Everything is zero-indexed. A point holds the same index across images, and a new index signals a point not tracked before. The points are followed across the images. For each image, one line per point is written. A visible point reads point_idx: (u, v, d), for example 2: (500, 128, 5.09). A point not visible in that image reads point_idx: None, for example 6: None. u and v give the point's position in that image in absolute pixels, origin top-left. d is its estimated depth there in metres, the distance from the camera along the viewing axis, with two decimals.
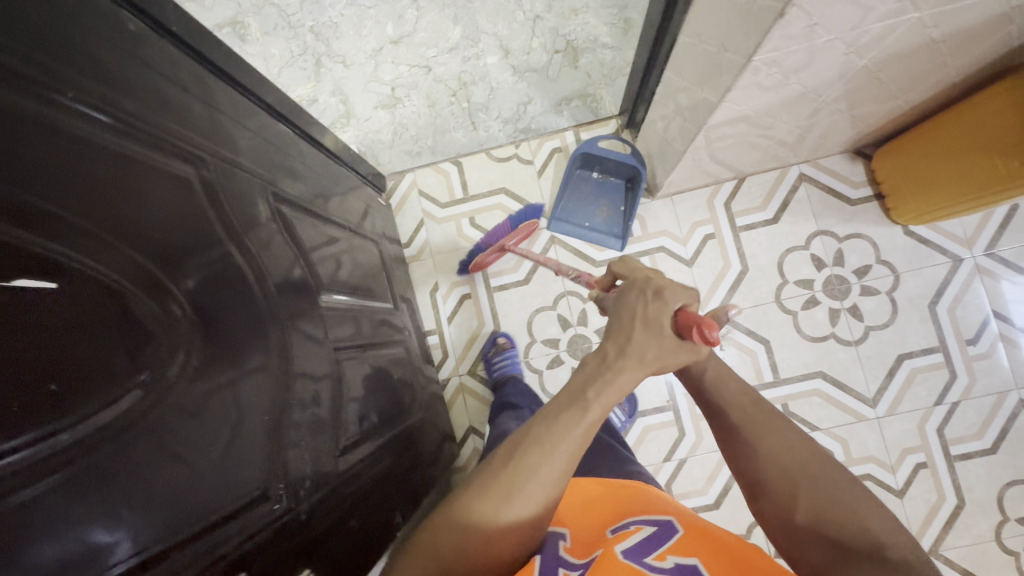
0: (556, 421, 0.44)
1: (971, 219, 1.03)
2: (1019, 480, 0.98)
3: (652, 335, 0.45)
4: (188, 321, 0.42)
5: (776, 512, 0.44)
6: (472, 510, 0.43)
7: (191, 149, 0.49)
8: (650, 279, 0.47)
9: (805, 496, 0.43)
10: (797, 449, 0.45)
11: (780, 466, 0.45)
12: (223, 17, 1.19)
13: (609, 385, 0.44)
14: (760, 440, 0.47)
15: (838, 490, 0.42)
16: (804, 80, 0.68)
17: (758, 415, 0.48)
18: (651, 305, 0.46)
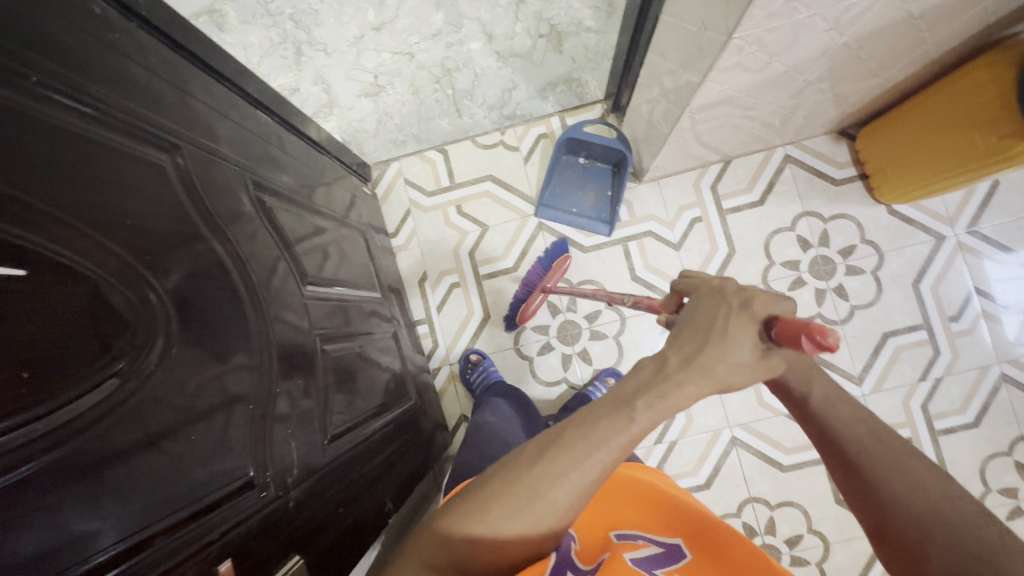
0: (596, 427, 0.38)
1: (954, 197, 1.04)
2: (1000, 453, 1.00)
3: (729, 349, 0.39)
4: (165, 310, 0.42)
5: (905, 566, 0.37)
6: (482, 510, 0.37)
7: (165, 136, 0.48)
8: (737, 287, 0.42)
9: (939, 552, 0.35)
10: (932, 492, 0.37)
11: (907, 514, 0.37)
12: (199, 6, 1.17)
13: (666, 394, 0.38)
14: (883, 479, 0.39)
15: (995, 552, 0.34)
16: (786, 59, 0.68)
17: (880, 447, 0.40)
18: (736, 316, 0.40)
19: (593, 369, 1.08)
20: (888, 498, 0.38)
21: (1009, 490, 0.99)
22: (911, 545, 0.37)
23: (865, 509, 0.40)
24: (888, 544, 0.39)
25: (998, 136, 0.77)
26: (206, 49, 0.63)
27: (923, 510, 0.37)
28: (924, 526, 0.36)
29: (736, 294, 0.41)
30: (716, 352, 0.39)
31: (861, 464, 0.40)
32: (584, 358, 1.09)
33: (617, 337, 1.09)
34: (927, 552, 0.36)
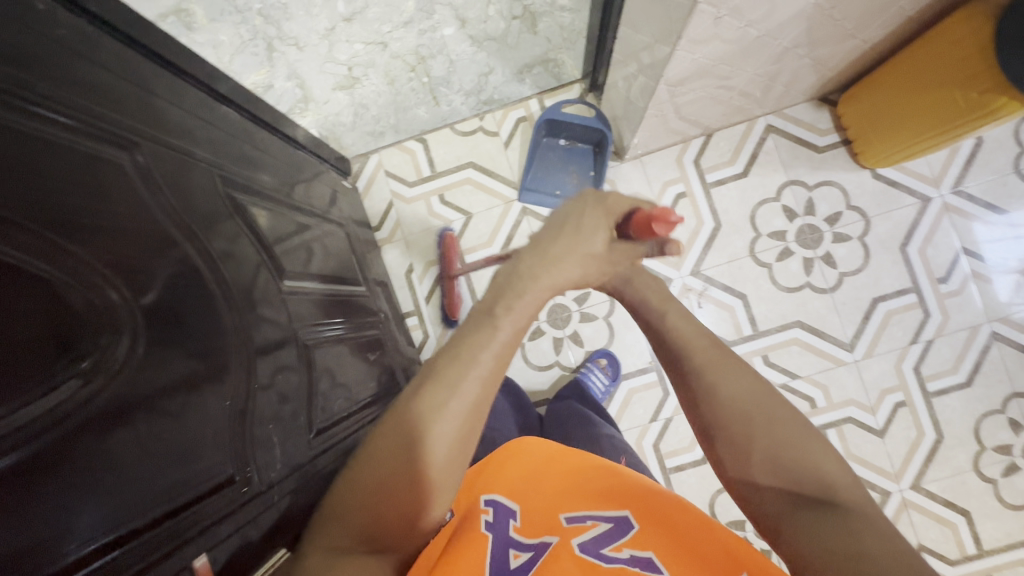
0: (462, 351, 0.46)
1: (938, 158, 1.04)
2: (994, 411, 1.01)
3: (576, 244, 0.53)
4: (130, 310, 0.41)
5: (732, 453, 0.48)
6: (376, 452, 0.43)
7: (124, 133, 0.47)
8: (595, 195, 0.56)
9: (761, 439, 0.47)
10: (753, 391, 0.49)
11: (737, 409, 0.48)
12: (166, 6, 1.14)
13: (512, 311, 0.49)
14: (720, 382, 0.50)
15: (787, 429, 0.47)
16: (758, 23, 0.67)
17: (719, 359, 0.52)
18: (589, 217, 0.55)
19: (584, 351, 1.08)
20: (724, 398, 0.49)
21: (1004, 447, 1.00)
22: (738, 434, 0.48)
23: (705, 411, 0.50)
24: (720, 437, 0.49)
25: (980, 91, 0.76)
26: (170, 45, 0.61)
27: (746, 406, 0.49)
28: (750, 420, 0.48)
29: (597, 195, 0.56)
30: (568, 244, 0.53)
31: (704, 372, 0.51)
32: (575, 341, 1.08)
33: (607, 317, 1.08)
34: (752, 440, 0.47)
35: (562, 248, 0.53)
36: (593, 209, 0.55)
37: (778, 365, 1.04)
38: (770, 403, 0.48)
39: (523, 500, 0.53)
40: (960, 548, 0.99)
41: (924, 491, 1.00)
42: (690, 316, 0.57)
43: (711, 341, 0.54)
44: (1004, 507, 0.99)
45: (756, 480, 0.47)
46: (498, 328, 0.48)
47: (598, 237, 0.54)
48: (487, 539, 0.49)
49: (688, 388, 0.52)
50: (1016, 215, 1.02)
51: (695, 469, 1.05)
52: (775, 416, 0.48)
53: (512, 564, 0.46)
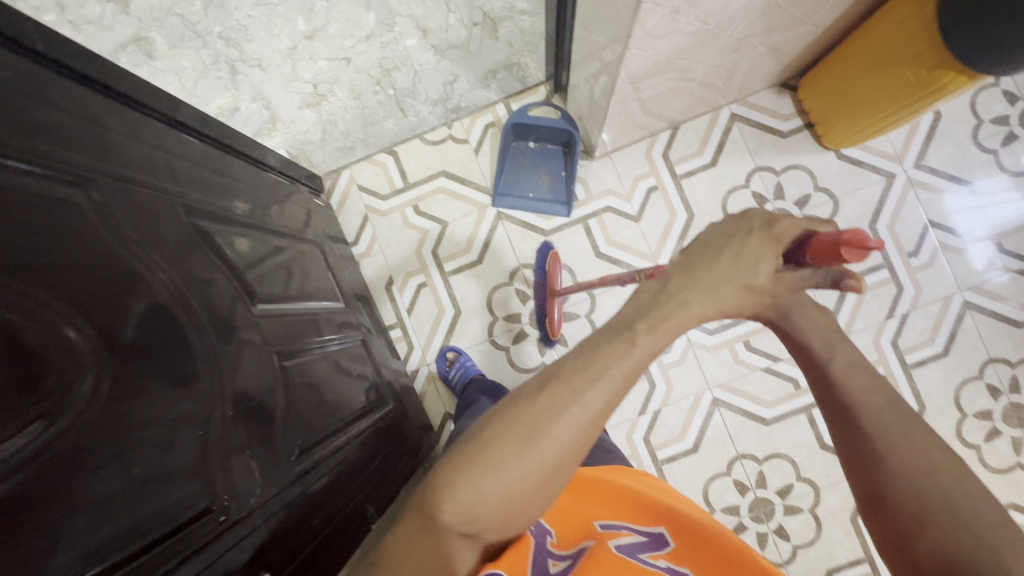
0: (597, 356, 0.41)
1: (899, 135, 1.06)
2: (972, 378, 1.03)
3: (739, 268, 0.48)
4: (91, 346, 0.40)
5: (899, 535, 0.38)
6: (492, 448, 0.39)
7: (76, 170, 0.47)
8: (758, 215, 0.50)
9: (937, 526, 0.36)
10: (935, 465, 0.38)
11: (911, 483, 0.38)
12: (125, 35, 1.13)
13: (655, 330, 0.43)
14: (895, 451, 0.39)
15: (979, 529, 0.35)
16: (706, 16, 0.68)
17: (884, 412, 0.41)
18: (754, 236, 0.49)
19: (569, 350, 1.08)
20: (890, 466, 0.39)
21: (984, 412, 1.02)
22: (908, 516, 0.38)
23: (868, 474, 0.40)
24: (880, 511, 0.39)
25: (928, 68, 0.78)
26: (125, 78, 0.61)
27: (925, 485, 0.38)
28: (926, 504, 0.37)
29: (762, 218, 0.50)
30: (728, 271, 0.47)
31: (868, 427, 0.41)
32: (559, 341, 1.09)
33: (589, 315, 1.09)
34: (924, 524, 0.37)
35: (719, 277, 0.47)
36: (762, 233, 0.49)
37: (760, 350, 1.06)
38: (954, 482, 0.37)
39: (555, 515, 0.52)
40: None
41: None
42: (869, 364, 0.45)
43: (887, 393, 0.42)
44: (989, 471, 1.01)
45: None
46: (636, 345, 0.42)
47: (762, 269, 0.48)
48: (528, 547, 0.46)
49: (845, 439, 0.42)
50: (977, 185, 1.05)
51: (687, 458, 1.06)
52: (963, 507, 0.36)
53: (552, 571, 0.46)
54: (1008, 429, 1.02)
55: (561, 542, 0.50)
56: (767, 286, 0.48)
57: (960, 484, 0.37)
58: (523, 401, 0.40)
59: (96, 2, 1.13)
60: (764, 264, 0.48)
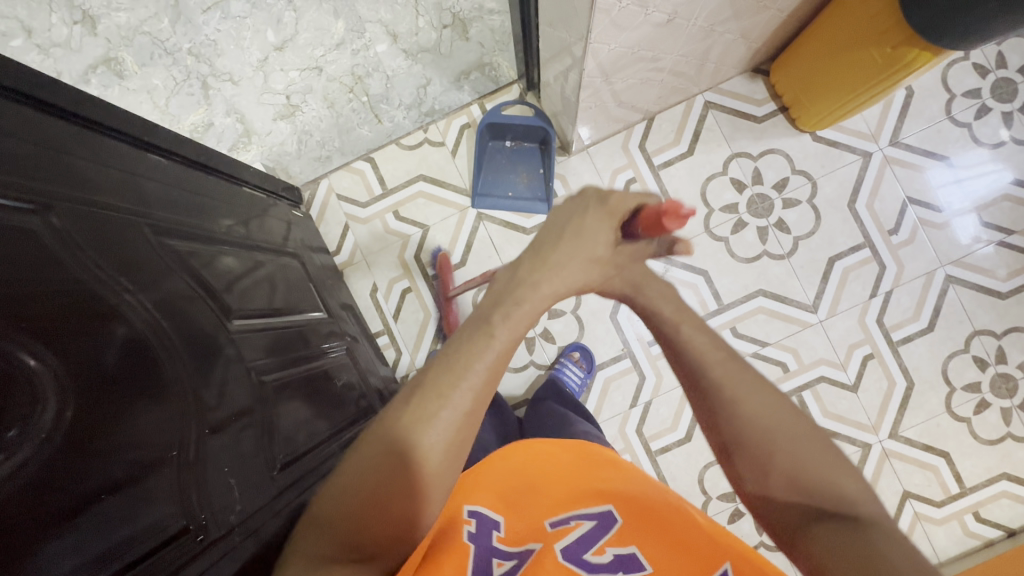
0: (454, 358, 0.47)
1: (873, 113, 1.06)
2: (958, 351, 1.03)
3: (578, 246, 0.57)
4: (54, 374, 0.41)
5: (754, 468, 0.47)
6: (367, 466, 0.42)
7: (35, 195, 0.46)
8: (598, 192, 0.59)
9: (781, 452, 0.47)
10: (773, 407, 0.48)
11: (759, 426, 0.48)
12: (94, 57, 1.12)
13: (509, 317, 0.50)
14: (741, 397, 0.49)
15: (805, 447, 0.47)
16: (667, 6, 0.68)
17: (729, 366, 0.51)
18: (594, 212, 0.58)
19: (557, 347, 1.08)
20: (741, 413, 0.48)
21: (972, 385, 1.02)
22: (760, 451, 0.47)
23: (722, 422, 0.49)
24: (736, 450, 0.48)
25: (893, 46, 0.78)
26: (90, 101, 0.60)
27: (765, 423, 0.48)
28: (770, 438, 0.47)
29: (597, 197, 0.59)
30: (571, 247, 0.57)
31: (717, 379, 0.50)
32: (546, 338, 1.09)
33: (575, 311, 1.09)
34: (773, 454, 0.47)
35: (564, 253, 0.56)
36: (597, 211, 0.58)
37: (747, 335, 1.05)
38: (784, 412, 0.48)
39: (505, 512, 0.52)
40: (944, 489, 1.02)
41: (903, 438, 1.03)
42: (696, 320, 0.56)
43: (725, 350, 0.52)
44: (980, 443, 1.02)
45: (775, 496, 0.46)
46: (494, 337, 0.49)
47: (602, 241, 0.58)
48: (468, 551, 0.47)
49: (700, 395, 0.51)
50: (951, 159, 1.05)
51: (680, 448, 1.06)
52: (791, 432, 0.47)
53: (495, 572, 0.46)
54: (997, 400, 1.02)
55: (508, 538, 0.50)
56: (607, 255, 0.58)
57: (788, 413, 0.48)
58: (392, 417, 0.44)
59: (63, 25, 1.12)
60: (602, 238, 0.57)
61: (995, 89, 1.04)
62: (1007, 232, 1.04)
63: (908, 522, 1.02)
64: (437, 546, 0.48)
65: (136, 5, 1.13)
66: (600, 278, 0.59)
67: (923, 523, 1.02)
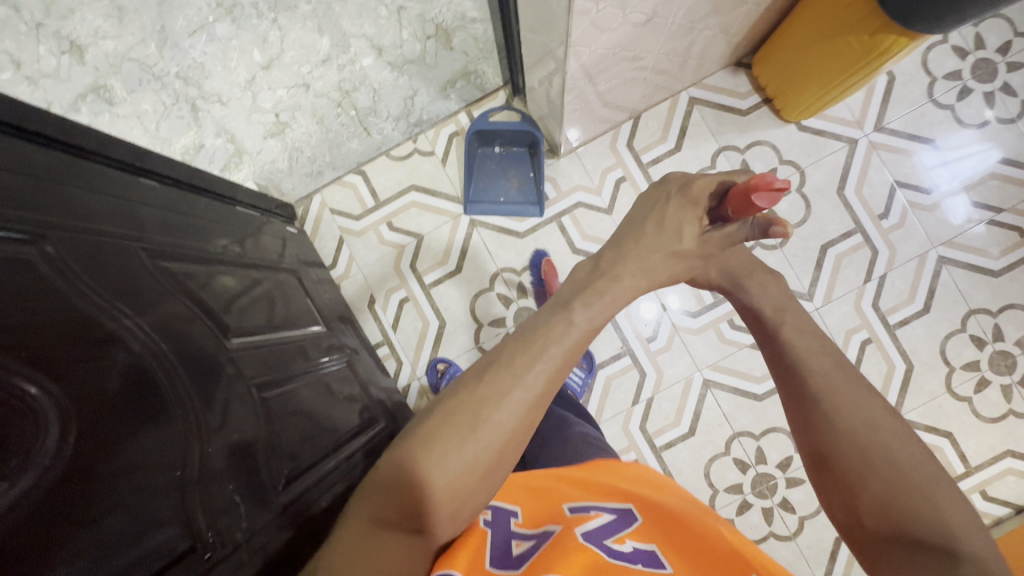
0: (534, 340, 0.49)
1: (857, 100, 1.07)
2: (955, 331, 1.04)
3: (661, 235, 0.58)
4: (54, 402, 0.41)
5: (843, 485, 0.46)
6: (434, 442, 0.43)
7: (30, 226, 0.47)
8: (679, 179, 0.60)
9: (877, 474, 0.44)
10: (876, 425, 0.47)
11: (855, 440, 0.46)
12: (83, 85, 1.13)
13: (587, 305, 0.52)
14: (838, 411, 0.49)
15: (910, 472, 0.44)
16: (644, 6, 0.69)
17: (835, 383, 0.50)
18: (675, 200, 0.59)
19: None
20: (838, 425, 0.48)
21: (971, 364, 1.03)
22: (851, 468, 0.46)
23: (818, 436, 0.49)
24: (827, 465, 0.48)
25: (870, 34, 0.79)
26: (81, 131, 0.61)
27: (866, 440, 0.46)
28: (867, 455, 0.45)
29: (679, 187, 0.59)
30: (654, 240, 0.58)
31: (816, 391, 0.51)
32: None
33: None
34: (867, 473, 0.45)
35: (647, 246, 0.58)
36: (678, 203, 0.58)
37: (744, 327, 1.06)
38: (887, 436, 0.46)
39: (523, 502, 0.54)
40: (949, 469, 1.02)
41: (905, 421, 1.03)
42: (814, 335, 0.56)
43: (836, 366, 0.52)
44: (982, 421, 1.02)
45: (864, 520, 0.44)
46: (573, 323, 0.51)
47: (686, 231, 0.58)
48: (486, 534, 0.49)
49: (798, 406, 0.51)
50: (937, 141, 1.06)
51: (685, 442, 1.07)
52: (896, 454, 0.45)
53: (515, 552, 0.47)
54: (996, 377, 1.03)
55: (526, 523, 0.51)
56: (694, 247, 0.59)
57: (895, 439, 0.46)
58: (455, 393, 0.46)
59: (51, 56, 1.13)
60: (688, 230, 0.58)
61: (975, 70, 1.05)
62: (997, 211, 1.04)
63: None
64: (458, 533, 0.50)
65: (122, 32, 1.14)
66: (686, 269, 0.60)
67: None
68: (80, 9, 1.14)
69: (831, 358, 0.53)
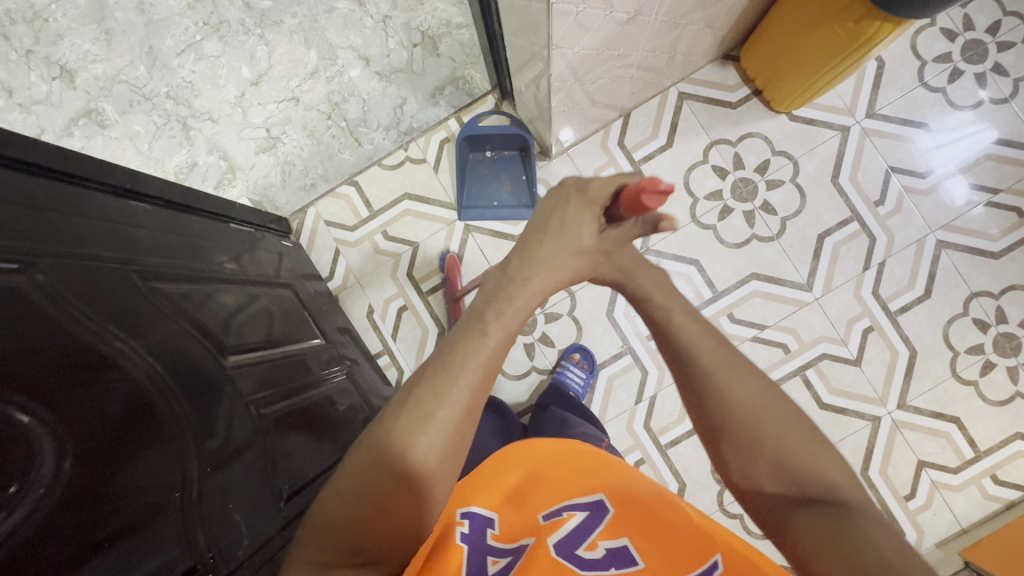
0: (456, 352, 0.49)
1: (847, 87, 1.06)
2: (958, 315, 1.03)
3: (562, 236, 0.59)
4: (48, 429, 0.41)
5: (742, 457, 0.48)
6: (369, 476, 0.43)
7: (21, 254, 0.47)
8: (578, 179, 0.62)
9: (771, 442, 0.47)
10: (759, 392, 0.49)
11: (746, 411, 0.48)
12: (75, 109, 1.14)
13: (500, 315, 0.53)
14: (728, 385, 0.49)
15: (793, 435, 0.47)
16: (625, 5, 0.69)
17: (724, 356, 0.51)
18: (575, 200, 0.60)
19: (556, 350, 1.08)
20: (728, 400, 0.49)
21: (976, 347, 1.02)
22: (746, 439, 0.47)
23: (713, 412, 0.49)
24: (725, 439, 0.49)
25: (854, 21, 0.79)
26: (72, 156, 0.61)
27: (754, 410, 0.48)
28: (759, 425, 0.47)
29: (576, 187, 0.61)
30: (556, 239, 0.59)
31: (707, 367, 0.50)
32: (545, 343, 1.08)
33: (571, 312, 1.09)
34: (762, 443, 0.47)
35: (550, 246, 0.59)
36: (577, 201, 0.60)
37: (744, 320, 1.05)
38: (773, 403, 0.48)
39: (498, 507, 0.53)
40: (958, 455, 1.01)
41: (911, 408, 1.02)
42: (690, 308, 0.57)
43: (715, 337, 0.53)
44: (989, 405, 1.01)
45: (764, 487, 0.47)
46: (487, 335, 0.51)
47: (585, 230, 0.60)
48: (463, 552, 0.47)
49: (691, 383, 0.51)
50: (930, 125, 1.05)
51: (690, 439, 1.06)
52: (779, 420, 0.48)
53: (491, 570, 0.47)
54: (1002, 360, 1.02)
55: (503, 535, 0.51)
56: (594, 245, 0.60)
57: (781, 405, 0.48)
58: (393, 411, 0.46)
59: (43, 82, 1.14)
60: (586, 228, 0.59)
61: (965, 52, 1.05)
62: (993, 192, 1.04)
63: (927, 491, 1.01)
64: (435, 551, 0.49)
65: (111, 55, 1.15)
66: (591, 269, 0.62)
67: (942, 491, 1.01)
68: (68, 34, 1.14)
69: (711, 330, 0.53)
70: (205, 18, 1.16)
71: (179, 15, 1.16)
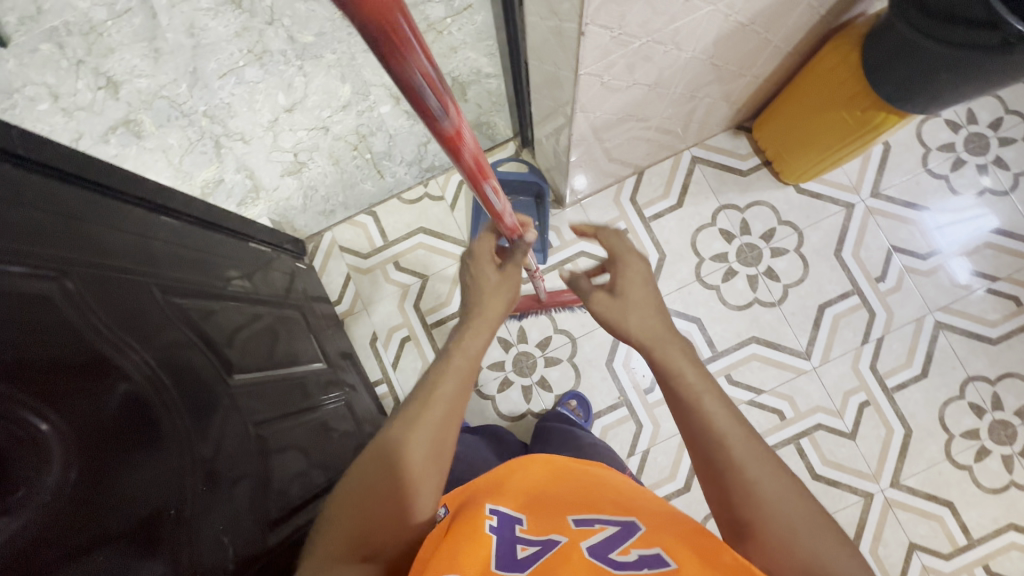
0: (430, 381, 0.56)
1: (853, 166, 1.11)
2: (954, 398, 1.03)
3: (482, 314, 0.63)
4: (58, 434, 0.43)
5: (768, 566, 0.44)
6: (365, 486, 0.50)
7: (53, 263, 0.49)
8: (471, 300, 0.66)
9: (802, 546, 0.43)
10: (792, 495, 0.46)
11: (777, 508, 0.45)
12: (115, 119, 1.20)
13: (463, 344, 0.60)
14: (758, 479, 0.46)
15: (829, 544, 0.43)
16: (645, 78, 0.74)
17: (754, 454, 0.47)
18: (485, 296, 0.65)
19: (554, 395, 1.09)
20: (758, 493, 0.46)
21: (971, 432, 1.02)
22: (776, 535, 0.44)
23: (744, 503, 0.46)
24: (752, 543, 0.45)
25: (861, 110, 0.84)
26: (112, 172, 0.65)
27: (788, 509, 0.45)
28: (791, 524, 0.44)
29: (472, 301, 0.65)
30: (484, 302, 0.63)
31: (733, 458, 0.47)
32: (543, 386, 1.09)
33: (571, 358, 1.10)
34: (791, 543, 0.43)
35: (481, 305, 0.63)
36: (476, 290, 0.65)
37: (741, 383, 1.06)
38: (803, 507, 0.45)
39: (524, 508, 0.51)
40: (951, 541, 1.00)
41: (905, 487, 1.01)
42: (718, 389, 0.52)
43: (740, 424, 0.50)
44: (983, 491, 1.01)
45: None
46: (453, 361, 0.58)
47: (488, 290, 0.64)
48: (491, 542, 0.46)
49: (714, 474, 0.48)
50: (933, 208, 1.09)
51: (680, 498, 1.05)
52: (816, 526, 0.44)
53: (520, 555, 0.45)
54: (996, 447, 1.02)
55: (530, 529, 0.49)
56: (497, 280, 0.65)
57: (813, 509, 0.45)
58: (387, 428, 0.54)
59: (88, 90, 1.20)
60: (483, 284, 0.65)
61: (968, 144, 1.09)
62: (993, 279, 1.06)
63: None
64: (460, 528, 0.48)
65: (157, 72, 1.21)
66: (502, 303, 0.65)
67: None
68: (119, 48, 1.21)
69: (740, 421, 0.49)
70: (250, 46, 1.23)
71: (226, 41, 1.22)
